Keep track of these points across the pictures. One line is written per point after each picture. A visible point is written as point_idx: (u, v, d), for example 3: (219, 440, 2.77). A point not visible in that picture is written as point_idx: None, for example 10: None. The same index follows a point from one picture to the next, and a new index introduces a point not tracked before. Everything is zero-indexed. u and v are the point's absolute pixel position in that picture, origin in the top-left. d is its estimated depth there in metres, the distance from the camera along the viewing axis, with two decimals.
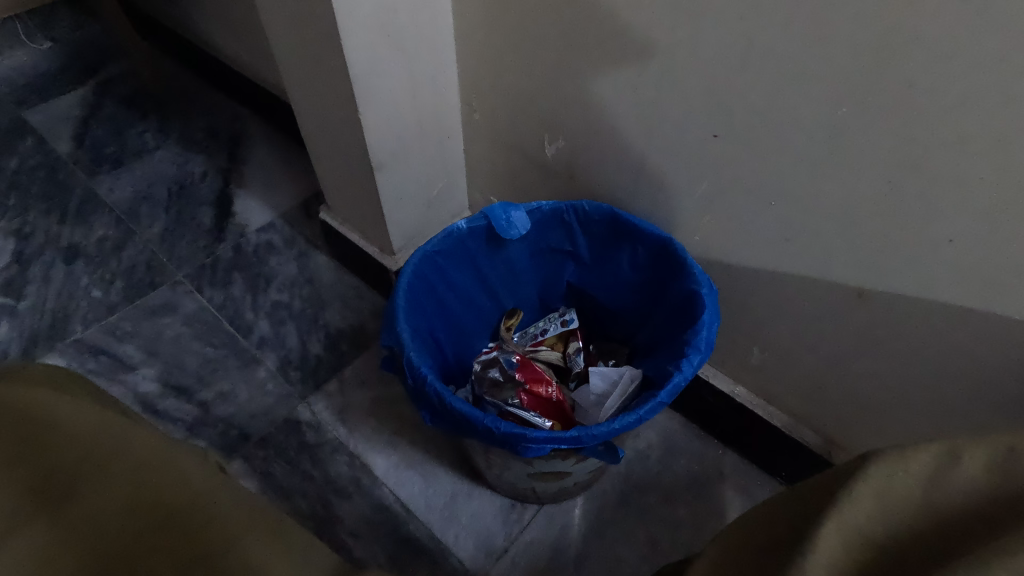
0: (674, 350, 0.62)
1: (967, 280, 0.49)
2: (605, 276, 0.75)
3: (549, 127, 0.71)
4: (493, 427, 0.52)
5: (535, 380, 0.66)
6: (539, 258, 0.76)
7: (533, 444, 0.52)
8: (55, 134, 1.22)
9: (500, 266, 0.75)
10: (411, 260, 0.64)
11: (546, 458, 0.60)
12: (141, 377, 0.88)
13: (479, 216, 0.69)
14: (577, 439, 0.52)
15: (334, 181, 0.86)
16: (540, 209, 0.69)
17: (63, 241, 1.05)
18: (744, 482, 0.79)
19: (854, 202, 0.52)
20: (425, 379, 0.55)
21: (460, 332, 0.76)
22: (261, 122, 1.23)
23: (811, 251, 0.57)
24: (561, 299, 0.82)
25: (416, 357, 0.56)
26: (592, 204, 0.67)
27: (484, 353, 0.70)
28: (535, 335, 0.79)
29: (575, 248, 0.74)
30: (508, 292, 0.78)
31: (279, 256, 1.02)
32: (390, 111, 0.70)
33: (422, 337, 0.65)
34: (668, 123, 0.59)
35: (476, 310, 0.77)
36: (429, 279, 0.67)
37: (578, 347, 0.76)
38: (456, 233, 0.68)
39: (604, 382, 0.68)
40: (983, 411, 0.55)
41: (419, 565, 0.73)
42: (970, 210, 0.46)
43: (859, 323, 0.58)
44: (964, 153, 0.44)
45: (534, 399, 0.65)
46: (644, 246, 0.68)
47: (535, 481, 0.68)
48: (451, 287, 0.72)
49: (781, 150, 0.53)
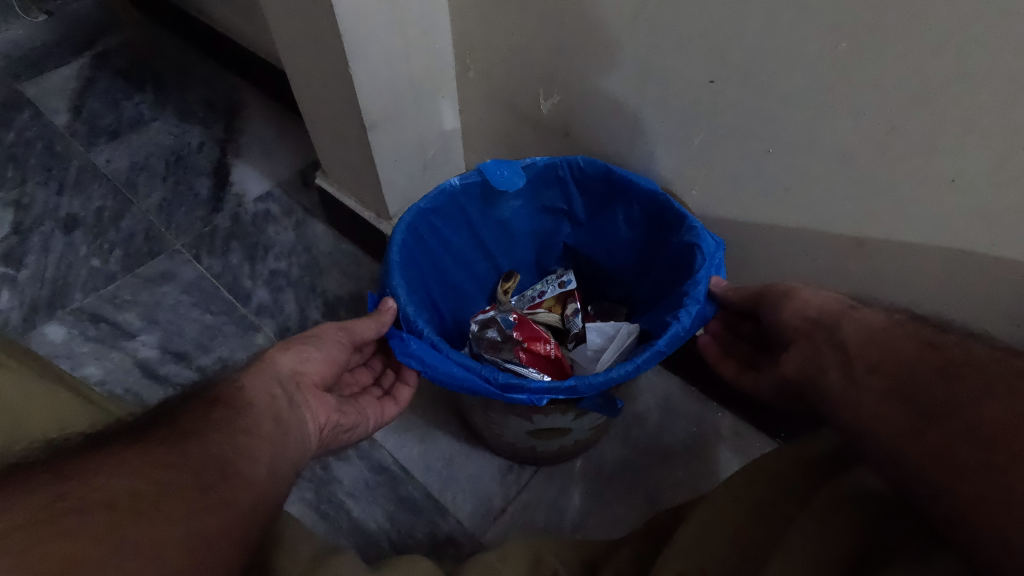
0: (674, 302, 0.62)
1: (970, 223, 0.48)
2: (602, 235, 0.74)
3: (544, 82, 0.69)
4: (491, 378, 0.52)
5: (533, 338, 0.65)
6: (534, 218, 0.75)
7: (530, 393, 0.52)
8: (52, 107, 1.21)
9: (495, 226, 0.74)
10: (405, 216, 0.63)
11: (546, 412, 0.60)
12: (141, 344, 0.90)
13: (473, 173, 0.67)
14: (575, 388, 0.51)
15: (329, 145, 0.84)
16: (534, 165, 0.67)
17: (62, 212, 1.05)
18: (742, 443, 0.79)
19: (855, 147, 0.50)
20: (423, 331, 0.55)
21: (457, 293, 0.76)
22: (258, 91, 1.22)
23: (813, 200, 0.56)
24: (558, 261, 0.82)
25: (413, 312, 0.56)
26: (586, 160, 0.66)
27: (481, 312, 0.70)
28: (533, 297, 0.78)
29: (571, 208, 0.73)
30: (503, 254, 0.78)
31: (277, 225, 1.02)
32: (382, 67, 0.69)
33: (419, 295, 0.65)
34: (665, 73, 0.57)
35: (472, 272, 0.77)
36: (424, 238, 0.67)
37: (575, 308, 0.75)
38: (449, 190, 0.67)
39: (601, 337, 0.68)
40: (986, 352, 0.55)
41: (417, 524, 0.73)
42: (975, 149, 0.44)
43: (864, 270, 0.58)
44: (971, 83, 0.42)
45: (532, 357, 0.64)
46: (639, 203, 0.67)
47: (535, 440, 0.68)
48: (446, 247, 0.71)
49: (780, 93, 0.51)
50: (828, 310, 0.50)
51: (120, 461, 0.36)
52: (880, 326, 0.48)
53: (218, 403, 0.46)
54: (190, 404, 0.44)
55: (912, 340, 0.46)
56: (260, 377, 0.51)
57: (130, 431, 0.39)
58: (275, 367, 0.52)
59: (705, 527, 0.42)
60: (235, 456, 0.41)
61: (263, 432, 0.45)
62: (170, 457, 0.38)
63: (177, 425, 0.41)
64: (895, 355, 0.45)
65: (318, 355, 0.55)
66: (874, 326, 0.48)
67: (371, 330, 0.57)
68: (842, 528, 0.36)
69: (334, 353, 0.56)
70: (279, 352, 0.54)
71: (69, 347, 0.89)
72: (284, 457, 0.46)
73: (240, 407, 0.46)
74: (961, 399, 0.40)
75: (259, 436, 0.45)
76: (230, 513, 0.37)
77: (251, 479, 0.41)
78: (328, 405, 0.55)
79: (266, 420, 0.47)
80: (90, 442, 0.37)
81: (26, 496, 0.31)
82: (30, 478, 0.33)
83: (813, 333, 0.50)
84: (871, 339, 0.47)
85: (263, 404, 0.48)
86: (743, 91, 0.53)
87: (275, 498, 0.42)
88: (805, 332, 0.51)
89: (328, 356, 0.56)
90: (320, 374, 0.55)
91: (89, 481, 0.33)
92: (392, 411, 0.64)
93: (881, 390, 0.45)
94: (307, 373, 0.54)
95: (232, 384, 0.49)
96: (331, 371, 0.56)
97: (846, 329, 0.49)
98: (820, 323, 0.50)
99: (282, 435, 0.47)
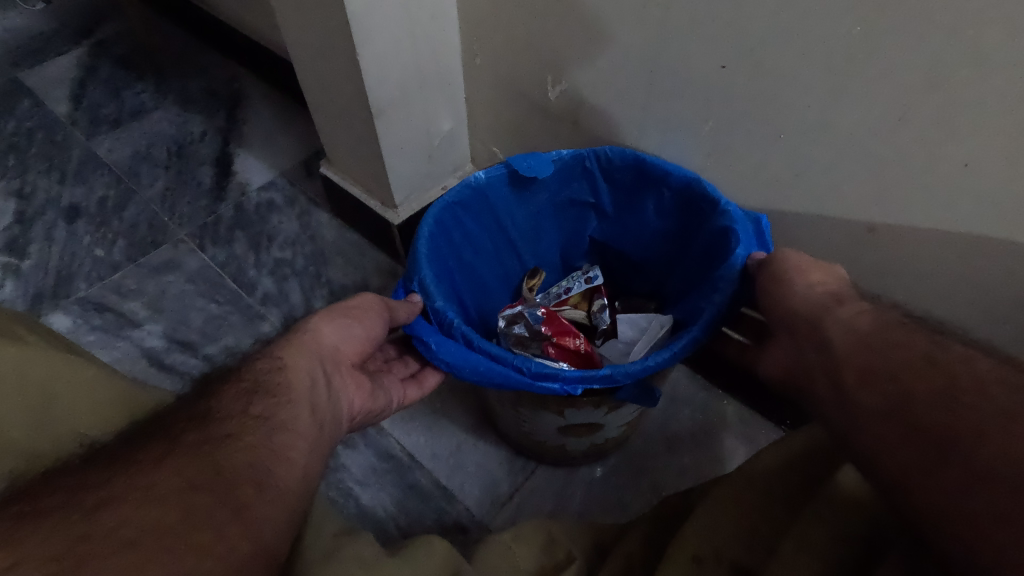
0: (707, 286, 0.63)
1: (982, 208, 0.48)
2: (631, 224, 0.75)
3: (551, 69, 0.69)
4: (522, 368, 0.52)
5: (561, 333, 0.67)
6: (561, 210, 0.76)
7: (564, 384, 0.52)
8: (52, 96, 1.20)
9: (522, 220, 0.75)
10: (432, 209, 0.64)
11: (577, 407, 0.60)
12: (147, 333, 0.90)
13: (498, 165, 0.68)
14: (611, 377, 0.52)
15: (334, 133, 0.84)
16: (561, 157, 0.68)
17: (63, 201, 1.05)
18: (748, 430, 0.79)
19: (869, 133, 0.50)
20: (452, 324, 0.56)
21: (482, 289, 0.76)
22: (259, 80, 1.21)
23: (824, 184, 0.56)
24: (584, 257, 0.82)
25: (442, 304, 0.57)
26: (615, 149, 0.66)
27: (508, 308, 0.70)
28: (559, 294, 0.78)
29: (598, 200, 0.73)
30: (531, 251, 0.79)
31: (281, 214, 1.02)
32: (391, 54, 0.68)
33: (446, 286, 0.65)
34: (674, 58, 0.57)
35: (499, 266, 0.77)
36: (448, 230, 0.67)
37: (603, 304, 0.74)
38: (475, 183, 0.68)
39: (633, 330, 0.70)
40: (995, 338, 0.55)
41: (426, 511, 0.74)
42: (989, 133, 0.44)
43: (873, 257, 0.58)
44: (986, 66, 0.42)
45: (561, 351, 0.66)
46: (670, 189, 0.66)
47: (567, 438, 0.68)
48: (471, 241, 0.71)
49: (792, 78, 0.51)
50: (813, 305, 0.45)
51: (147, 486, 0.35)
52: (868, 325, 0.41)
53: (256, 395, 0.46)
54: (225, 396, 0.45)
55: (907, 347, 0.38)
56: (302, 352, 0.51)
57: (161, 441, 0.39)
58: (319, 340, 0.53)
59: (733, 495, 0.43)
60: (270, 465, 0.41)
61: (299, 427, 0.45)
62: (197, 477, 0.37)
63: (211, 425, 0.41)
64: (879, 358, 0.39)
65: (357, 332, 0.56)
66: (862, 327, 0.41)
67: (405, 311, 0.57)
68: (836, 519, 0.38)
69: (374, 329, 0.56)
70: (316, 325, 0.54)
71: (74, 336, 0.89)
72: (318, 452, 0.46)
73: (278, 396, 0.46)
74: (972, 428, 0.32)
75: (295, 435, 0.45)
76: (261, 533, 0.37)
77: (286, 488, 0.41)
78: (362, 387, 0.57)
79: (304, 410, 0.47)
80: (115, 458, 0.37)
81: (49, 538, 0.31)
82: (51, 512, 0.33)
83: (796, 327, 0.46)
84: (857, 344, 0.41)
85: (302, 387, 0.48)
86: (755, 76, 0.53)
87: (304, 496, 0.43)
88: (792, 323, 0.46)
89: (368, 336, 0.56)
90: (356, 352, 0.56)
91: (111, 518, 0.33)
92: (397, 403, 0.62)
93: (871, 406, 0.37)
94: (345, 353, 0.55)
95: (268, 363, 0.49)
96: (366, 348, 0.57)
97: (831, 333, 0.42)
98: (807, 320, 0.45)
99: (319, 429, 0.47)
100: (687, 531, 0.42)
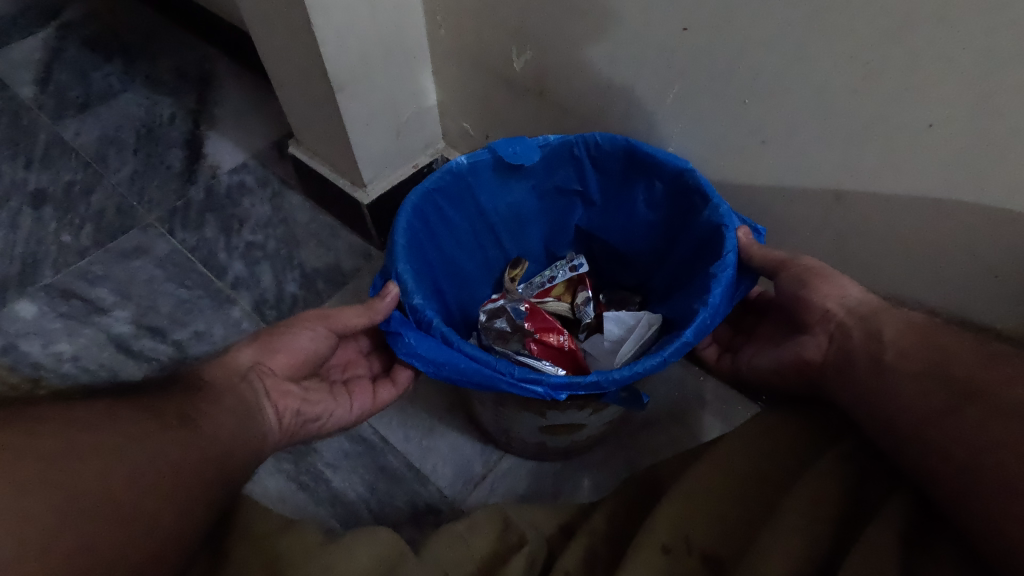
0: (698, 287, 0.61)
1: (953, 168, 0.46)
2: (619, 215, 0.73)
3: (515, 38, 0.66)
4: (505, 372, 0.50)
5: (544, 329, 0.65)
6: (547, 198, 0.74)
7: (549, 387, 0.50)
8: (17, 79, 1.17)
9: (504, 208, 0.73)
10: (410, 197, 0.62)
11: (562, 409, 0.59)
12: (115, 319, 0.88)
13: (482, 150, 0.66)
14: (597, 383, 0.50)
15: (298, 110, 0.81)
16: (548, 143, 0.66)
17: (30, 187, 1.02)
18: (725, 407, 0.78)
19: (831, 89, 0.48)
20: (431, 322, 0.53)
21: (461, 279, 0.74)
22: (230, 60, 1.18)
23: (791, 151, 0.54)
24: (570, 245, 0.81)
25: (420, 300, 0.55)
26: (605, 136, 0.63)
27: (490, 301, 0.69)
28: (543, 283, 0.76)
29: (585, 187, 0.71)
30: (513, 240, 0.77)
31: (252, 197, 0.99)
32: (349, 25, 0.66)
33: (422, 275, 0.63)
34: (635, 21, 0.55)
35: (479, 254, 0.76)
36: (428, 217, 0.65)
37: (587, 296, 0.73)
38: (456, 168, 0.65)
39: (619, 328, 0.67)
40: (972, 300, 0.54)
41: (398, 494, 0.73)
42: (953, 87, 0.42)
43: (844, 224, 0.56)
44: (950, 16, 0.39)
45: (544, 349, 0.64)
46: (661, 181, 0.64)
47: (546, 436, 0.67)
48: (450, 229, 0.69)
49: (754, 36, 0.49)
50: (869, 304, 0.49)
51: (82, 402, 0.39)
52: (912, 324, 0.46)
53: (176, 385, 0.48)
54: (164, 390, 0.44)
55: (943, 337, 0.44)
56: (223, 370, 0.52)
57: (76, 420, 0.37)
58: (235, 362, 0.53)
59: (693, 493, 0.42)
60: (197, 410, 0.45)
61: (229, 403, 0.48)
62: (129, 406, 0.41)
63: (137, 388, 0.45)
64: (923, 347, 0.44)
65: (278, 347, 0.55)
66: (916, 320, 0.46)
67: (353, 316, 0.56)
68: (805, 520, 0.38)
69: (301, 339, 0.56)
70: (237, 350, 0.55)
71: (40, 324, 0.87)
72: (250, 422, 0.49)
73: (204, 390, 0.48)
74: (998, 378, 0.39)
75: (222, 403, 0.47)
76: (196, 449, 0.41)
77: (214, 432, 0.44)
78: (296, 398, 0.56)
79: (232, 398, 0.49)
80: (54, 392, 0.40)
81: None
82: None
83: (851, 326, 0.48)
84: (908, 333, 0.45)
85: (246, 399, 0.50)
86: (716, 38, 0.51)
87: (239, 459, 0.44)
88: (840, 318, 0.49)
89: (290, 348, 0.56)
90: (289, 364, 0.56)
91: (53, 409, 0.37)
92: (362, 404, 0.62)
93: (917, 371, 0.43)
94: (271, 369, 0.55)
95: (195, 373, 0.51)
96: (302, 359, 0.57)
97: (883, 325, 0.47)
98: (858, 314, 0.49)
99: (247, 409, 0.49)
100: (661, 520, 0.42)
